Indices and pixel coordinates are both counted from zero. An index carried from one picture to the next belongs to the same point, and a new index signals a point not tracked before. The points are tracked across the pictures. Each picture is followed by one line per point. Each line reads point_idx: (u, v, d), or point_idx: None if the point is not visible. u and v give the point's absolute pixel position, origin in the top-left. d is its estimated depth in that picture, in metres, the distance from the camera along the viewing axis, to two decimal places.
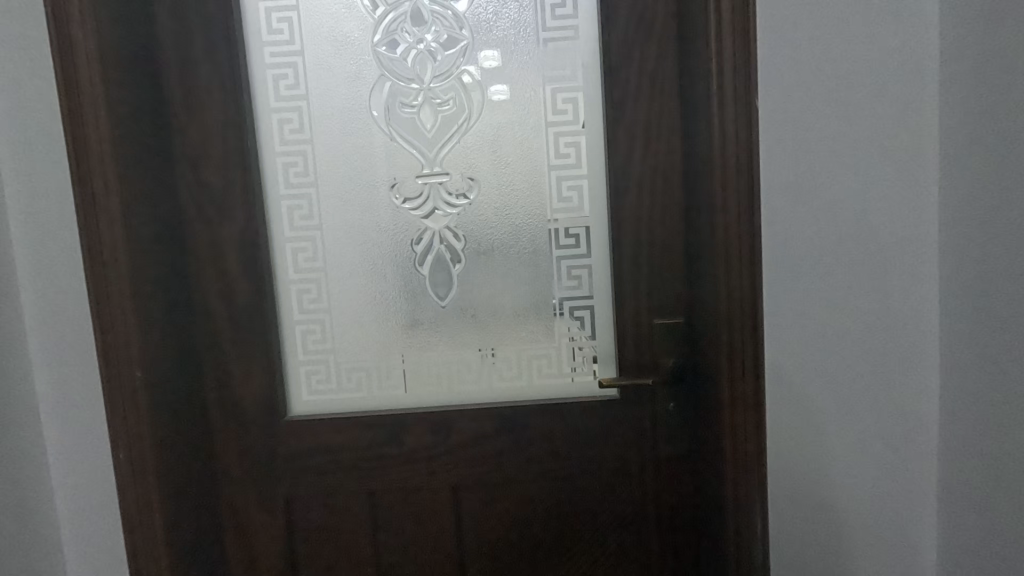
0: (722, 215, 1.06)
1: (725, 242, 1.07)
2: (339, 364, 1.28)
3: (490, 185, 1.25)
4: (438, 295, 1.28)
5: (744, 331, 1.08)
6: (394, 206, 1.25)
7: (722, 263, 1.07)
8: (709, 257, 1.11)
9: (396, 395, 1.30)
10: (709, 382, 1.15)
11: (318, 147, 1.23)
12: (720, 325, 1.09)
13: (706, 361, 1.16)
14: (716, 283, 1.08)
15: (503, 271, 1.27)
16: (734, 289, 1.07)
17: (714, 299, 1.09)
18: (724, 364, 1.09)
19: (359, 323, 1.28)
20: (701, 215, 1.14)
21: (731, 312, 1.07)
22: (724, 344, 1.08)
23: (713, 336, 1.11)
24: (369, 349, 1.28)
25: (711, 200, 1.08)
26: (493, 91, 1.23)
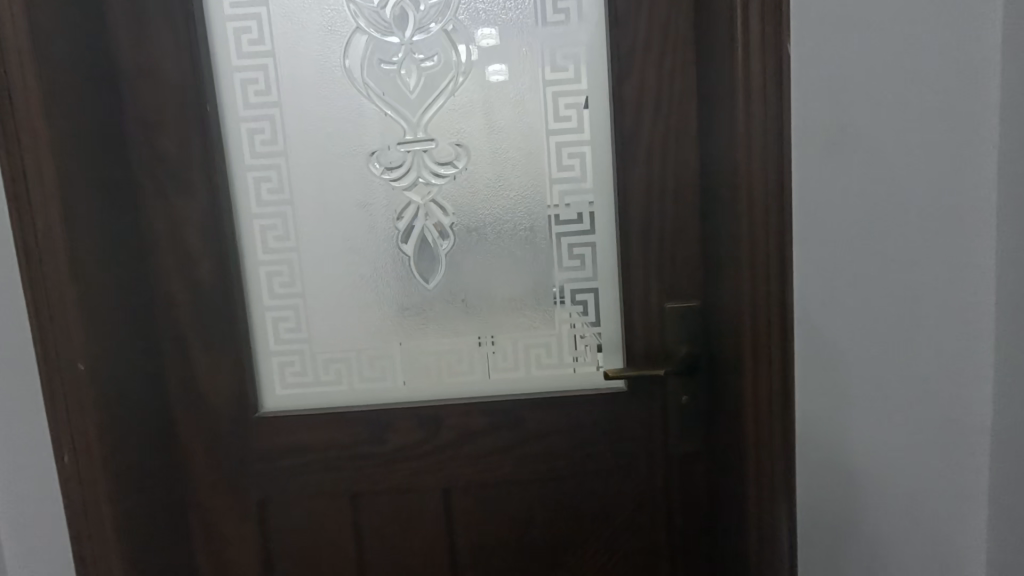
0: (746, 181, 0.92)
1: (747, 213, 0.93)
2: (316, 355, 1.16)
3: (482, 154, 1.11)
4: (425, 278, 1.15)
5: (769, 315, 0.94)
6: (374, 178, 1.11)
7: (745, 238, 0.94)
8: (729, 230, 0.97)
9: (380, 388, 1.17)
10: (728, 372, 1.02)
11: (289, 112, 1.09)
12: (743, 308, 0.95)
13: (725, 348, 1.03)
14: (738, 260, 0.95)
15: (497, 251, 1.14)
16: (758, 266, 0.93)
17: (736, 279, 0.96)
18: (747, 352, 0.96)
19: (336, 308, 1.15)
20: (721, 184, 1.00)
21: (755, 293, 0.94)
22: (745, 327, 0.96)
23: (732, 319, 0.99)
24: (350, 338, 1.16)
25: (733, 166, 0.94)
26: (492, 72, 1.09)
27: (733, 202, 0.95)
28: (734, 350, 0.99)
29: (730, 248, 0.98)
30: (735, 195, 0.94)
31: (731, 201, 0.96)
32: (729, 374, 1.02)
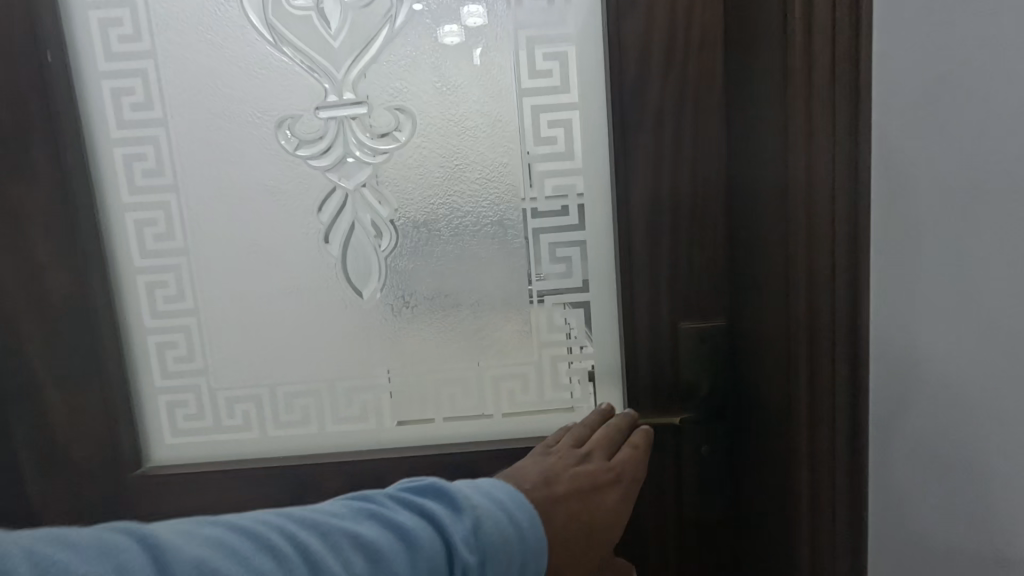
0: (797, 160, 0.62)
1: (797, 206, 0.63)
2: (215, 393, 0.88)
3: (432, 124, 0.82)
4: (358, 290, 0.86)
5: (830, 359, 0.63)
6: (286, 155, 0.82)
7: (795, 243, 0.64)
8: (772, 225, 0.68)
9: (304, 433, 0.90)
10: (769, 420, 0.74)
11: (167, 65, 0.80)
12: (791, 337, 0.66)
13: (763, 387, 0.75)
14: (785, 270, 0.66)
15: (454, 255, 0.86)
16: (816, 283, 0.63)
17: (784, 296, 0.67)
18: (801, 406, 0.65)
19: (241, 330, 0.87)
20: (759, 160, 0.71)
21: (811, 320, 0.64)
22: (792, 372, 0.66)
23: (774, 348, 0.70)
24: (261, 369, 0.88)
25: (776, 133, 0.65)
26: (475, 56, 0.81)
27: (776, 185, 0.67)
28: (777, 394, 0.70)
29: (771, 251, 0.69)
30: (781, 175, 0.65)
31: (774, 185, 0.67)
32: (768, 423, 0.74)
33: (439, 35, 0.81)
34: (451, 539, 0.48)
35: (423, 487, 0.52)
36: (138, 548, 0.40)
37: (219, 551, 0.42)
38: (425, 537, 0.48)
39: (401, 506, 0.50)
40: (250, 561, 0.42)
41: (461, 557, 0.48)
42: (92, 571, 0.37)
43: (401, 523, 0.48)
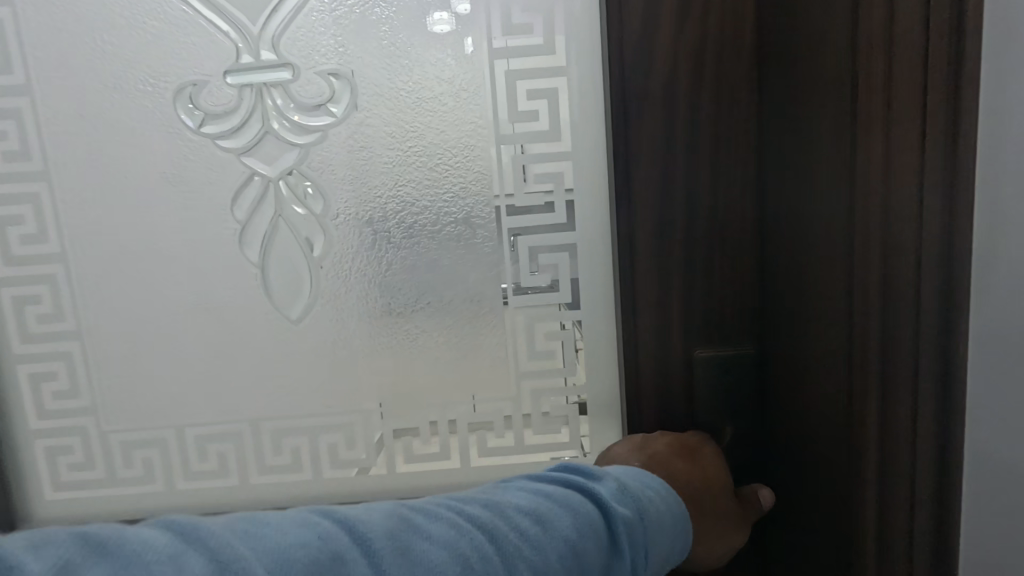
0: (874, 132, 0.43)
1: (868, 199, 0.44)
2: (108, 437, 0.70)
3: (377, 93, 0.64)
4: (287, 306, 0.67)
5: (908, 419, 0.43)
6: (188, 134, 0.63)
7: (862, 251, 0.45)
8: (831, 226, 0.50)
9: (222, 486, 0.71)
10: (825, 482, 0.56)
11: (31, 16, 0.62)
12: (856, 380, 0.48)
13: (817, 440, 0.56)
14: (849, 288, 0.48)
15: (410, 261, 0.67)
16: (891, 307, 0.43)
17: (848, 323, 0.48)
18: (870, 479, 0.47)
19: (137, 358, 0.68)
20: (811, 138, 0.53)
21: (884, 360, 0.44)
22: (853, 425, 0.49)
23: (831, 391, 0.52)
24: (164, 407, 0.69)
25: (841, 100, 0.47)
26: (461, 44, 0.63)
27: (838, 170, 0.49)
28: (839, 454, 0.52)
29: (827, 260, 0.51)
30: (848, 156, 0.47)
31: (839, 171, 0.49)
32: (823, 485, 0.56)
33: (429, 24, 0.63)
34: (602, 496, 0.48)
35: (560, 467, 0.51)
36: (331, 525, 0.37)
37: (403, 525, 0.39)
38: (579, 501, 0.46)
39: (549, 480, 0.49)
40: (432, 535, 0.39)
41: (618, 511, 0.47)
42: (299, 543, 0.35)
43: (553, 490, 0.46)
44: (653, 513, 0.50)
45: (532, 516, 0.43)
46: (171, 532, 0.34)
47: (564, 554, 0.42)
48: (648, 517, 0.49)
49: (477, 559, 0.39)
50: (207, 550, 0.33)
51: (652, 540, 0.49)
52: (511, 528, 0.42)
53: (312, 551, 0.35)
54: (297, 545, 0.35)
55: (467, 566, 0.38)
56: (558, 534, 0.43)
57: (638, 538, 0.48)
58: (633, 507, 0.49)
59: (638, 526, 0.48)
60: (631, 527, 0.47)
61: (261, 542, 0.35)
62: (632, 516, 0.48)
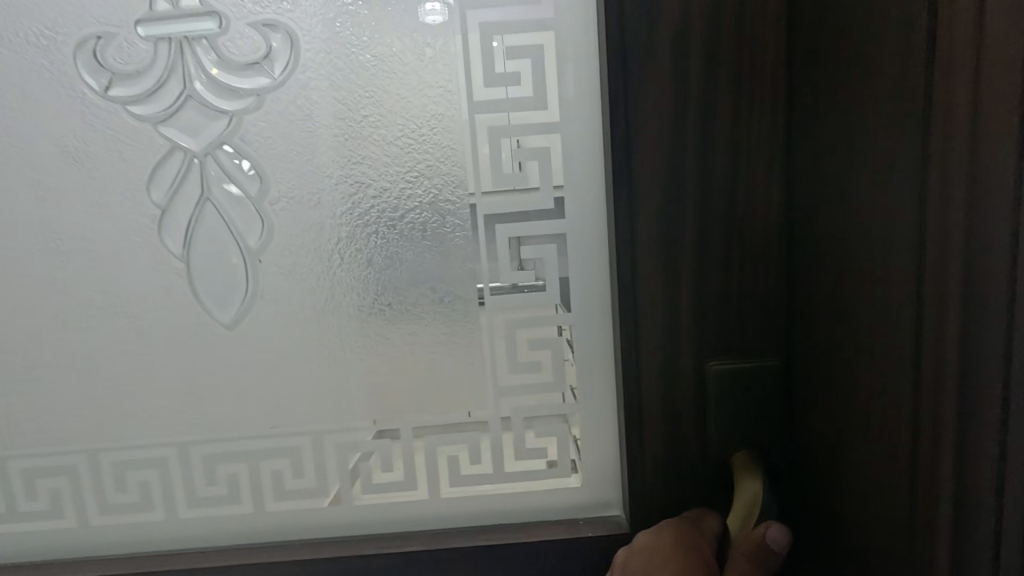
0: (945, 74, 0.32)
1: (944, 166, 0.32)
2: (7, 463, 0.58)
3: (324, 49, 0.52)
4: (216, 307, 0.56)
5: (996, 468, 0.31)
6: (93, 99, 0.52)
7: (929, 238, 0.34)
8: (881, 205, 0.38)
9: (144, 521, 0.60)
10: (860, 535, 0.44)
11: None
12: (926, 411, 0.35)
13: (855, 482, 0.44)
14: (914, 287, 0.35)
15: (366, 255, 0.56)
16: (979, 315, 0.31)
17: (913, 333, 0.36)
18: (941, 543, 0.35)
19: (40, 371, 0.57)
20: (853, 92, 0.40)
21: (963, 386, 0.32)
22: (918, 471, 0.36)
23: (880, 423, 0.40)
24: (74, 429, 0.58)
25: (902, 35, 0.35)
26: (453, 24, 0.53)
27: (895, 129, 0.36)
28: (894, 508, 0.39)
29: (877, 252, 0.39)
30: (914, 107, 0.34)
31: (899, 131, 0.36)
32: (858, 539, 0.44)
33: (419, 13, 0.52)
34: None
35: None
36: None
37: None
38: None
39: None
40: None
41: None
42: None
43: None
44: None
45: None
46: None
47: None
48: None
49: None
50: None
51: None
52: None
53: None
54: None
55: None
56: None
57: None
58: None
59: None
60: None
61: None
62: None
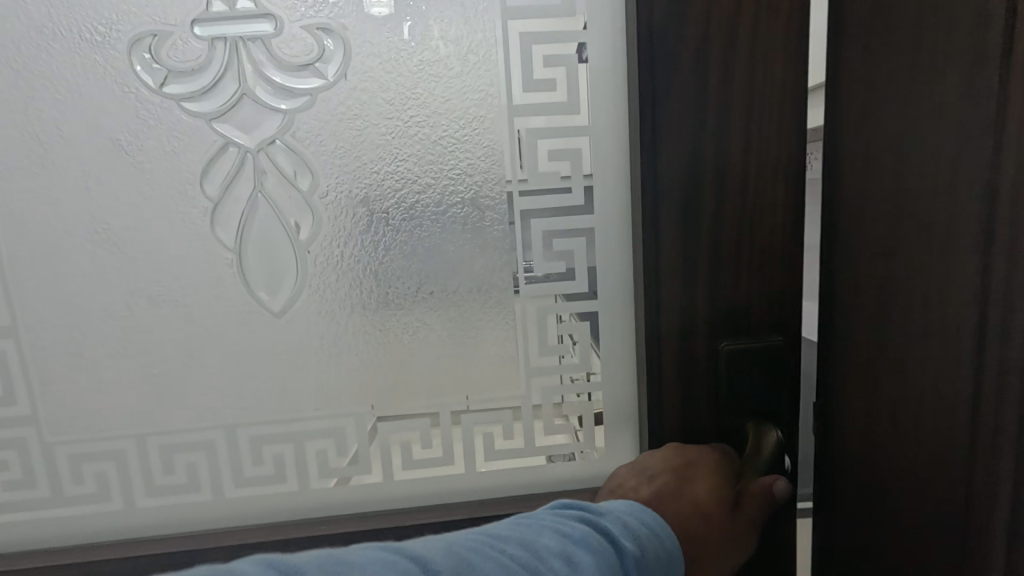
0: (1017, 106, 0.37)
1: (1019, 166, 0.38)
2: (53, 449, 0.60)
3: (376, 54, 0.55)
4: (265, 297, 0.58)
5: None
6: (146, 95, 0.53)
7: (998, 229, 0.40)
8: (946, 198, 0.44)
9: (189, 502, 0.63)
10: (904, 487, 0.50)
11: None
12: (990, 373, 0.41)
13: (901, 450, 0.50)
14: (982, 266, 0.41)
15: (410, 247, 0.60)
16: None
17: (980, 305, 0.42)
18: (1004, 486, 0.41)
19: (86, 357, 0.58)
20: (914, 109, 0.46)
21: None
22: (982, 428, 0.42)
23: (936, 390, 0.46)
24: (120, 414, 0.60)
25: (977, 49, 0.40)
26: (493, 33, 0.57)
27: (967, 132, 0.41)
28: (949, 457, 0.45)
29: (939, 238, 0.45)
30: (987, 111, 0.40)
31: (969, 129, 0.41)
32: (901, 503, 0.51)
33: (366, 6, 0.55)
34: (605, 529, 0.46)
35: (553, 502, 0.48)
36: (404, 560, 0.36)
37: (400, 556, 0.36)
38: (592, 538, 0.44)
39: (556, 511, 0.46)
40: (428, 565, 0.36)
41: (628, 549, 0.45)
42: None
43: (539, 518, 0.45)
44: (649, 556, 0.47)
45: (559, 557, 0.41)
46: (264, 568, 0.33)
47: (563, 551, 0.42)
48: (651, 559, 0.47)
49: (476, 556, 0.38)
50: None
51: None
52: (545, 569, 0.40)
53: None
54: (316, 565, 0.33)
55: (464, 560, 0.38)
56: (542, 547, 0.41)
57: (630, 567, 0.44)
58: (640, 549, 0.46)
59: (641, 566, 0.46)
60: (624, 552, 0.45)
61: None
62: (638, 553, 0.46)
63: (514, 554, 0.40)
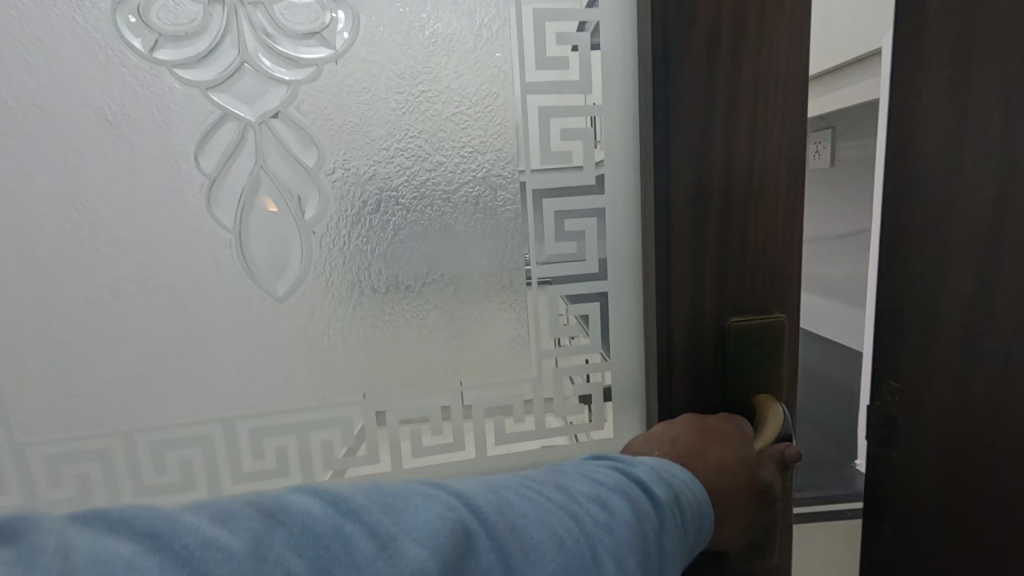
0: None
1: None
2: (29, 449, 0.55)
3: (386, 24, 0.53)
4: (266, 280, 0.55)
5: None
6: (133, 59, 0.49)
7: None
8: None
9: (183, 502, 0.58)
10: None
11: None
12: None
13: None
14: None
15: (420, 227, 0.58)
16: None
17: None
18: None
19: (68, 349, 0.53)
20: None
21: None
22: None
23: None
24: (107, 409, 0.55)
25: None
26: (505, 7, 0.56)
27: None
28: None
29: None
30: None
31: None
32: None
33: None
34: (641, 479, 0.49)
35: (586, 458, 0.53)
36: (450, 497, 0.39)
37: (436, 498, 0.39)
38: (628, 487, 0.47)
39: (587, 465, 0.51)
40: (469, 500, 0.40)
41: (660, 495, 0.48)
42: (329, 527, 0.33)
43: (576, 471, 0.49)
44: (685, 507, 0.50)
45: (595, 502, 0.45)
46: (319, 500, 0.35)
47: (601, 496, 0.45)
48: (688, 506, 0.50)
49: (511, 492, 0.42)
50: (255, 512, 0.33)
51: (687, 525, 0.50)
52: (584, 511, 0.43)
53: (327, 517, 0.34)
54: (361, 500, 0.36)
55: (498, 492, 0.42)
56: (577, 493, 0.45)
57: (667, 518, 0.48)
58: (671, 495, 0.49)
59: (676, 512, 0.49)
60: (660, 505, 0.48)
61: (405, 517, 0.36)
62: (672, 501, 0.49)
63: (553, 494, 0.44)
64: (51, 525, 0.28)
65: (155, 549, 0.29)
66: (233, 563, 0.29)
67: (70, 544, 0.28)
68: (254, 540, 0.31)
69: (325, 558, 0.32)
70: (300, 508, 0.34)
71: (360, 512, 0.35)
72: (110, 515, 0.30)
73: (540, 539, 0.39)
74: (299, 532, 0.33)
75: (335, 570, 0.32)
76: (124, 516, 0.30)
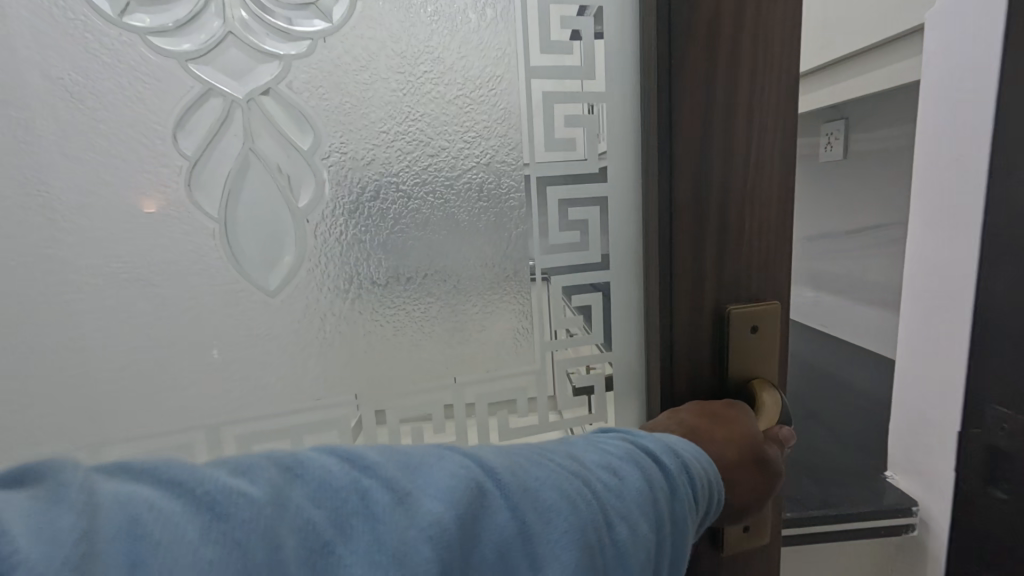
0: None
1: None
2: None
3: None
4: (255, 272, 0.51)
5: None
6: (101, 25, 0.45)
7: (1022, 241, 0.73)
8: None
9: None
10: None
11: None
12: None
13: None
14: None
15: (422, 215, 0.55)
16: None
17: None
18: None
19: (24, 354, 0.47)
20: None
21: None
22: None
23: None
24: (68, 422, 0.49)
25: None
26: None
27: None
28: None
29: None
30: None
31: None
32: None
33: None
34: (648, 446, 0.47)
35: (595, 432, 0.52)
36: (464, 460, 0.36)
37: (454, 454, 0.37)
38: (634, 453, 0.46)
39: (596, 437, 0.50)
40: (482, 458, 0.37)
41: (670, 465, 0.47)
42: (343, 482, 0.32)
43: (585, 441, 0.48)
44: (697, 475, 0.48)
45: (605, 469, 0.43)
46: (335, 458, 0.34)
47: (609, 463, 0.44)
48: (699, 476, 0.48)
49: (522, 455, 0.40)
50: (271, 461, 0.32)
51: (698, 494, 0.48)
52: (594, 478, 0.41)
53: (335, 472, 0.32)
54: (377, 455, 0.35)
55: (514, 453, 0.40)
56: (584, 459, 0.43)
57: (678, 487, 0.46)
58: (681, 464, 0.48)
59: (687, 480, 0.47)
60: (672, 475, 0.46)
61: (421, 476, 0.34)
62: (683, 469, 0.47)
63: (559, 457, 0.42)
64: (78, 465, 0.28)
65: (179, 497, 0.28)
66: (254, 509, 0.28)
67: (97, 493, 0.27)
68: (271, 495, 0.30)
69: (342, 509, 0.30)
70: (315, 467, 0.32)
71: (376, 469, 0.33)
72: (133, 467, 0.29)
73: (553, 501, 0.37)
74: (316, 486, 0.31)
75: (352, 521, 0.30)
76: (145, 468, 0.30)
